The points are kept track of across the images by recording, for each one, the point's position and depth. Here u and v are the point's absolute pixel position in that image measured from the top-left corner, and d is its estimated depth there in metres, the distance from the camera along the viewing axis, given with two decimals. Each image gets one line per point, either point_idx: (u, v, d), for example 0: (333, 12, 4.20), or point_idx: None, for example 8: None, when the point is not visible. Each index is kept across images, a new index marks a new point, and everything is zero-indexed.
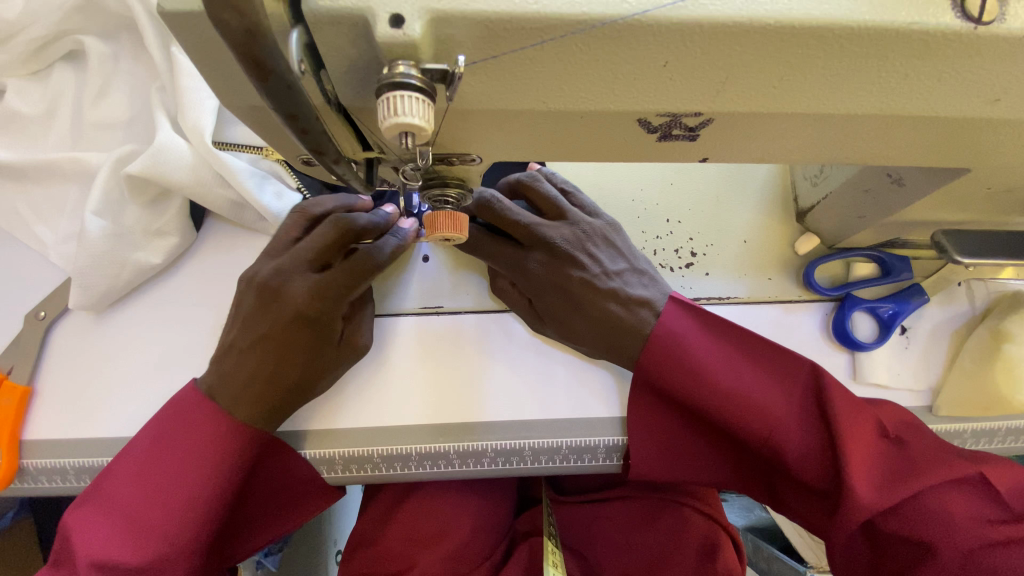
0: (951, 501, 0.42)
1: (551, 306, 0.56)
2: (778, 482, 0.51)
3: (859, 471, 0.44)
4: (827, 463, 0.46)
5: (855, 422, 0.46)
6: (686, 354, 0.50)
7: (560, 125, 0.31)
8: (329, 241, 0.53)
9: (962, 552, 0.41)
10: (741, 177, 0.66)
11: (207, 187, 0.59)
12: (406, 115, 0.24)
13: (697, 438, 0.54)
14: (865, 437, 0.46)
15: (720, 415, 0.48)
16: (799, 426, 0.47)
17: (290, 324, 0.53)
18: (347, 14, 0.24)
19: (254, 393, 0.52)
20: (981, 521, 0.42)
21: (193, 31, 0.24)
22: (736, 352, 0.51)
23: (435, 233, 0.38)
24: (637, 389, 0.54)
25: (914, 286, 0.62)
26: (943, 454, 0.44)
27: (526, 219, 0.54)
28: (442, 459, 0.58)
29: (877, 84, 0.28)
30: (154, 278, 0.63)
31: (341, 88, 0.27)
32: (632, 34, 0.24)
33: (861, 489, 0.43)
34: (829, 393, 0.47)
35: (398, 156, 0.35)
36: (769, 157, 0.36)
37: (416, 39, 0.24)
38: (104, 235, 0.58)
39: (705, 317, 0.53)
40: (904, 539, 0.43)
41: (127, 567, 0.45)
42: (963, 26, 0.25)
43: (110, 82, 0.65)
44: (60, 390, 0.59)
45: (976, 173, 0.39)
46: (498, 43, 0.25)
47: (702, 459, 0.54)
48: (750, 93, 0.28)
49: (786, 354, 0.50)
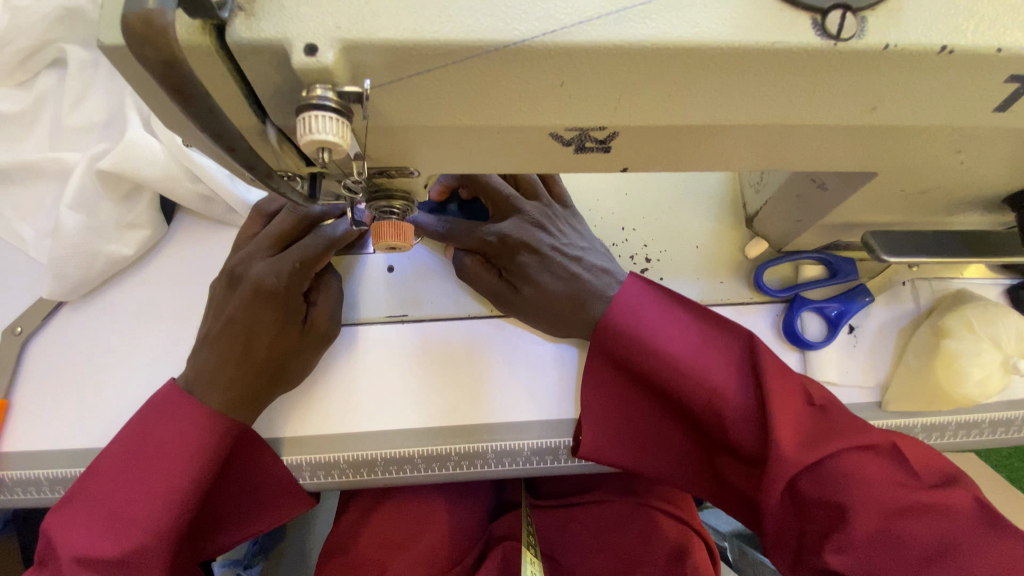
0: (866, 467, 0.44)
1: (524, 269, 0.59)
2: (716, 454, 0.52)
3: (786, 430, 0.45)
4: (759, 429, 0.47)
5: (786, 385, 0.48)
6: (635, 318, 0.52)
7: (481, 139, 0.33)
8: (288, 231, 0.60)
9: (876, 516, 0.42)
10: (693, 183, 0.69)
11: (178, 182, 0.63)
12: (320, 133, 0.27)
13: (643, 411, 0.55)
14: (794, 404, 0.47)
15: (664, 373, 0.50)
16: (738, 390, 0.49)
17: (253, 302, 0.57)
18: (268, 44, 0.26)
19: (228, 377, 0.54)
20: (894, 484, 0.43)
21: (132, 62, 0.26)
22: (686, 318, 0.53)
23: (379, 241, 0.41)
24: (591, 357, 0.56)
25: (859, 286, 0.64)
26: (860, 424, 0.47)
27: (506, 192, 0.60)
28: (408, 464, 0.60)
29: (760, 96, 0.30)
30: (125, 272, 0.65)
31: (274, 112, 0.30)
32: (525, 57, 0.27)
33: (785, 446, 0.45)
34: (762, 356, 0.49)
35: (339, 171, 0.38)
36: (689, 165, 0.39)
37: (329, 65, 0.26)
38: (79, 228, 0.61)
39: (657, 287, 0.55)
40: (824, 505, 0.44)
41: (108, 558, 0.46)
42: (823, 43, 0.27)
43: (90, 91, 0.68)
44: (36, 402, 0.60)
45: (885, 177, 0.41)
46: (406, 66, 0.27)
47: (646, 432, 0.55)
48: (646, 106, 0.30)
49: (727, 322, 0.53)
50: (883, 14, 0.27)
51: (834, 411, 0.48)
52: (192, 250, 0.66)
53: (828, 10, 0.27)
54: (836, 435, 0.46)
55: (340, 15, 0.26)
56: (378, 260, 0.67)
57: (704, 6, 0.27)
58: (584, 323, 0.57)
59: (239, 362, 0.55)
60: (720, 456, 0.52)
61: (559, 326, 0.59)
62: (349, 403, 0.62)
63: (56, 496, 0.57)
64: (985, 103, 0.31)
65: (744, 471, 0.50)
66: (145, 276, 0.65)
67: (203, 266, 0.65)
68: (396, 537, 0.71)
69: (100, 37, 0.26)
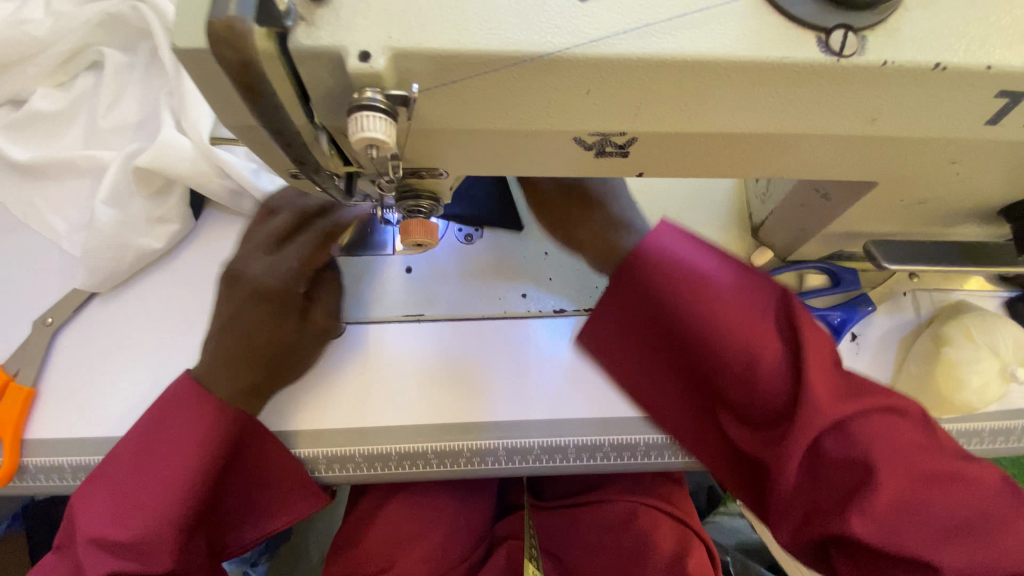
0: (896, 432, 0.44)
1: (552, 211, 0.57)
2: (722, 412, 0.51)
3: (823, 385, 0.44)
4: (791, 384, 0.45)
5: (820, 342, 0.46)
6: (669, 258, 0.49)
7: (508, 142, 0.36)
8: (288, 229, 0.61)
9: (905, 478, 0.43)
10: (701, 194, 0.71)
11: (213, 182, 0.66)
12: (371, 131, 0.29)
13: (654, 372, 0.55)
14: (825, 360, 0.46)
15: (695, 324, 0.48)
16: (773, 341, 0.46)
17: (255, 302, 0.59)
18: (325, 51, 0.29)
19: (233, 372, 0.55)
20: (921, 449, 0.44)
21: (201, 63, 0.29)
22: (723, 265, 0.50)
23: (408, 238, 0.44)
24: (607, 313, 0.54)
25: (861, 295, 0.67)
26: (889, 389, 0.47)
27: None
28: (421, 459, 0.61)
29: (769, 106, 0.33)
30: (154, 266, 0.68)
31: (324, 112, 0.33)
32: (555, 66, 0.30)
33: (821, 399, 0.44)
34: (799, 308, 0.46)
35: (375, 171, 0.40)
36: (700, 171, 0.41)
37: (380, 70, 0.29)
38: (112, 222, 0.64)
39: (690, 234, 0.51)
40: (849, 464, 0.44)
41: (117, 541, 0.48)
42: (827, 58, 0.30)
43: (125, 93, 0.72)
44: (62, 392, 0.62)
45: (885, 187, 0.44)
46: (448, 73, 0.30)
47: (655, 388, 0.56)
48: (664, 114, 0.33)
49: (764, 275, 0.50)
50: (882, 34, 0.30)
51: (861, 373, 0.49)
52: (217, 248, 0.69)
53: (832, 30, 0.30)
54: (867, 394, 0.46)
55: (392, 27, 0.29)
56: (396, 261, 0.69)
57: (718, 24, 0.30)
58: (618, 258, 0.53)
59: (241, 359, 0.56)
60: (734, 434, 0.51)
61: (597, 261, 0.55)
62: (365, 397, 0.64)
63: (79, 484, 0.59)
64: (975, 116, 0.34)
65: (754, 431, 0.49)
66: (171, 273, 0.68)
67: (226, 262, 0.68)
68: (406, 530, 0.73)
69: (174, 41, 0.28)
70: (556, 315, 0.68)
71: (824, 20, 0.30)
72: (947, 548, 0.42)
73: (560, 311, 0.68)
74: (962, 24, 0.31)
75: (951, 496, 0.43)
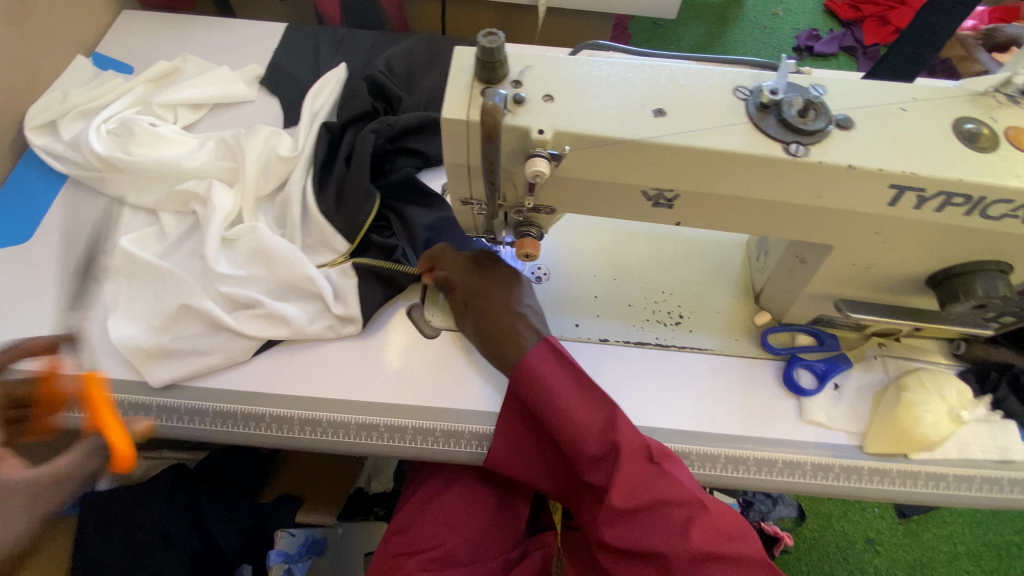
0: (631, 483, 0.66)
1: (518, 198, 0.65)
2: (659, 510, 0.65)
3: (615, 490, 0.65)
4: (608, 474, 0.67)
5: (628, 453, 0.67)
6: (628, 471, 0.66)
7: (604, 190, 0.61)
8: None
9: (626, 499, 0.65)
10: (719, 271, 0.95)
11: (304, 286, 0.87)
12: (538, 166, 0.55)
13: (656, 518, 0.65)
14: (637, 462, 0.66)
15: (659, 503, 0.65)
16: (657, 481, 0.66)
17: None
18: (521, 127, 0.56)
19: None
20: (640, 488, 0.66)
21: (455, 124, 0.56)
22: (681, 526, 0.64)
23: (524, 250, 0.66)
24: (606, 184, 0.60)
25: (841, 355, 0.86)
26: (636, 451, 0.67)
27: (463, 222, 0.72)
28: (486, 440, 0.78)
29: (755, 182, 0.57)
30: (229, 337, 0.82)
31: (507, 157, 0.59)
32: (640, 144, 0.55)
33: (617, 490, 0.65)
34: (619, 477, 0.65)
35: (512, 204, 0.66)
36: (713, 226, 0.65)
37: (548, 138, 0.55)
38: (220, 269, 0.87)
39: (649, 456, 0.67)
40: (648, 535, 0.65)
41: None
42: (787, 155, 0.55)
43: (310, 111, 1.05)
44: (185, 353, 0.81)
45: (837, 250, 0.67)
46: (584, 141, 0.56)
47: (663, 490, 0.66)
48: (696, 184, 0.58)
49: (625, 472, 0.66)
50: (818, 148, 0.55)
51: (659, 467, 0.67)
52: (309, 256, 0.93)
53: (791, 143, 0.55)
54: (647, 490, 0.65)
55: (557, 119, 0.56)
56: None
57: (730, 134, 0.55)
58: (576, 180, 0.60)
59: None
60: (607, 449, 0.68)
61: (594, 185, 0.61)
62: (447, 385, 0.82)
63: (214, 426, 0.78)
64: (881, 199, 0.58)
65: (663, 523, 0.65)
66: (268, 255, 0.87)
67: (356, 351, 0.84)
68: (455, 517, 0.85)
69: (447, 115, 0.56)
70: (600, 343, 0.89)
71: (787, 137, 0.55)
72: (702, 526, 0.65)
73: (603, 339, 0.89)
74: (862, 147, 0.56)
75: (644, 481, 0.66)
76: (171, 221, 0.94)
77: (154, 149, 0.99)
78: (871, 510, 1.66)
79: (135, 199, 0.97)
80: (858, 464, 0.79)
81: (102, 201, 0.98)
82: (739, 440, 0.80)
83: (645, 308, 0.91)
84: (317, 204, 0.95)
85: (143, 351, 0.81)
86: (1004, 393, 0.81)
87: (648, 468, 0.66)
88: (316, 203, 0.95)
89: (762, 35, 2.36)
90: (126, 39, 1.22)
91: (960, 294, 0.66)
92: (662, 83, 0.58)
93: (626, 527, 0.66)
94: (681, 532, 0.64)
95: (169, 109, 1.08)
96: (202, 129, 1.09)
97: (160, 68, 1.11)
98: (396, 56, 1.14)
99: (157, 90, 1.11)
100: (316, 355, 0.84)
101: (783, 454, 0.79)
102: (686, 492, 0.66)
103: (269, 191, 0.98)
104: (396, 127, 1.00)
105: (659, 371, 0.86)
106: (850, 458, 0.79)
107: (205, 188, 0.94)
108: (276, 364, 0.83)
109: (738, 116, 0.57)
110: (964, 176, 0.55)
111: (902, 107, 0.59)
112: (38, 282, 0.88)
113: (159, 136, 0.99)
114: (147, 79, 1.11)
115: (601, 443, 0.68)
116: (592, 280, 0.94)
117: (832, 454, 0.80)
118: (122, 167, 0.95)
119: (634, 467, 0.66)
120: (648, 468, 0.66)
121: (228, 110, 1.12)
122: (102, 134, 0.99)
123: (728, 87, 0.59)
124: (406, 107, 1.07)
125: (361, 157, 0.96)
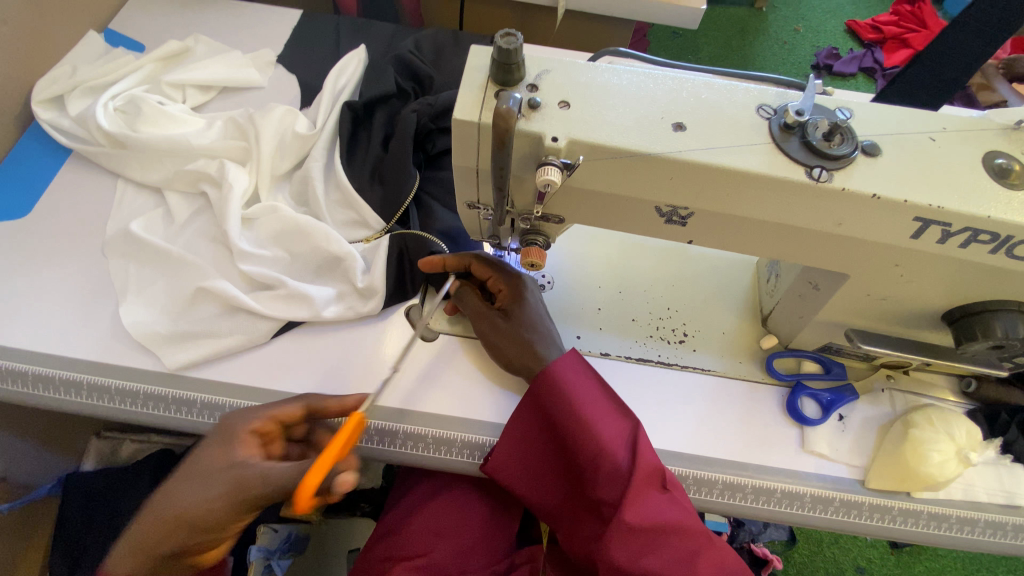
0: (645, 503, 0.63)
1: (526, 205, 0.62)
2: (666, 539, 0.63)
3: (629, 509, 0.62)
4: (621, 492, 0.64)
5: (646, 473, 0.64)
6: (642, 492, 0.63)
7: (615, 203, 0.59)
8: None
9: (639, 520, 0.62)
10: (726, 290, 0.93)
11: (335, 261, 0.87)
12: (550, 175, 0.53)
13: (663, 545, 0.62)
14: (651, 485, 0.64)
15: (667, 530, 0.62)
16: (668, 507, 0.64)
17: None
18: (534, 133, 0.54)
19: None
20: (653, 510, 0.63)
21: (466, 126, 0.54)
22: (683, 558, 0.62)
23: (529, 260, 0.64)
24: (620, 196, 0.58)
25: (847, 385, 0.84)
26: (651, 473, 0.65)
27: (469, 226, 0.69)
28: (478, 450, 0.75)
29: (777, 204, 0.55)
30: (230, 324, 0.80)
31: (518, 163, 0.57)
32: (656, 158, 0.53)
33: (632, 509, 0.62)
34: (634, 496, 0.62)
35: (521, 211, 0.64)
36: (728, 246, 0.63)
37: (560, 147, 0.53)
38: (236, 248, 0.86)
39: (661, 481, 0.65)
40: (653, 561, 0.62)
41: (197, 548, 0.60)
42: (809, 179, 0.53)
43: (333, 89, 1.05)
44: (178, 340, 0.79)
45: (852, 280, 0.65)
46: (599, 151, 0.54)
47: (673, 518, 0.63)
48: (713, 203, 0.56)
49: (640, 492, 0.63)
50: (842, 174, 0.53)
51: (671, 493, 0.65)
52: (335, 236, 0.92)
53: (814, 166, 0.53)
54: (659, 514, 0.63)
55: (572, 126, 0.54)
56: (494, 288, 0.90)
57: (750, 154, 0.53)
58: (588, 190, 0.58)
59: None
60: (624, 465, 0.65)
61: (606, 196, 0.59)
62: (442, 391, 0.79)
63: (201, 418, 0.75)
64: (904, 231, 0.55)
65: (668, 552, 0.62)
66: (295, 233, 0.87)
67: (353, 349, 0.82)
68: (443, 525, 0.83)
69: (461, 115, 0.54)
70: (601, 357, 0.86)
71: (811, 160, 0.53)
72: (707, 559, 0.63)
73: (604, 353, 0.86)
74: (888, 176, 0.54)
75: (658, 504, 0.63)
76: (173, 204, 0.92)
77: (160, 128, 0.97)
78: (862, 538, 1.64)
79: (140, 177, 0.95)
80: (860, 499, 0.76)
81: (104, 178, 0.96)
82: (736, 466, 0.78)
83: (649, 324, 0.89)
84: (344, 173, 0.96)
85: (141, 335, 0.79)
86: (1013, 436, 0.79)
87: (660, 493, 0.64)
88: (344, 172, 0.95)
89: (781, 52, 2.33)
90: (139, 15, 1.20)
91: (979, 334, 0.63)
92: (683, 95, 0.56)
93: (635, 547, 0.62)
94: (687, 562, 0.62)
95: (178, 89, 1.06)
96: (211, 111, 1.08)
97: (171, 47, 1.10)
98: (423, 39, 1.15)
99: (166, 69, 1.10)
100: (338, 339, 0.83)
101: (782, 484, 0.77)
102: (694, 523, 0.64)
103: (284, 170, 0.97)
104: (437, 106, 1.01)
105: (658, 389, 0.84)
106: (852, 493, 0.77)
107: (213, 171, 0.92)
108: (298, 346, 0.81)
109: (760, 135, 0.54)
110: (993, 213, 0.53)
111: (932, 137, 0.57)
112: (33, 256, 0.86)
113: (168, 115, 0.97)
114: (157, 57, 1.09)
115: (618, 458, 0.65)
116: (596, 292, 0.92)
117: (833, 487, 0.77)
118: (127, 145, 0.93)
119: (649, 487, 0.64)
120: (660, 493, 0.64)
121: (238, 93, 1.10)
122: (108, 110, 0.97)
123: (752, 105, 0.56)
124: (438, 86, 1.08)
125: (404, 138, 0.97)
